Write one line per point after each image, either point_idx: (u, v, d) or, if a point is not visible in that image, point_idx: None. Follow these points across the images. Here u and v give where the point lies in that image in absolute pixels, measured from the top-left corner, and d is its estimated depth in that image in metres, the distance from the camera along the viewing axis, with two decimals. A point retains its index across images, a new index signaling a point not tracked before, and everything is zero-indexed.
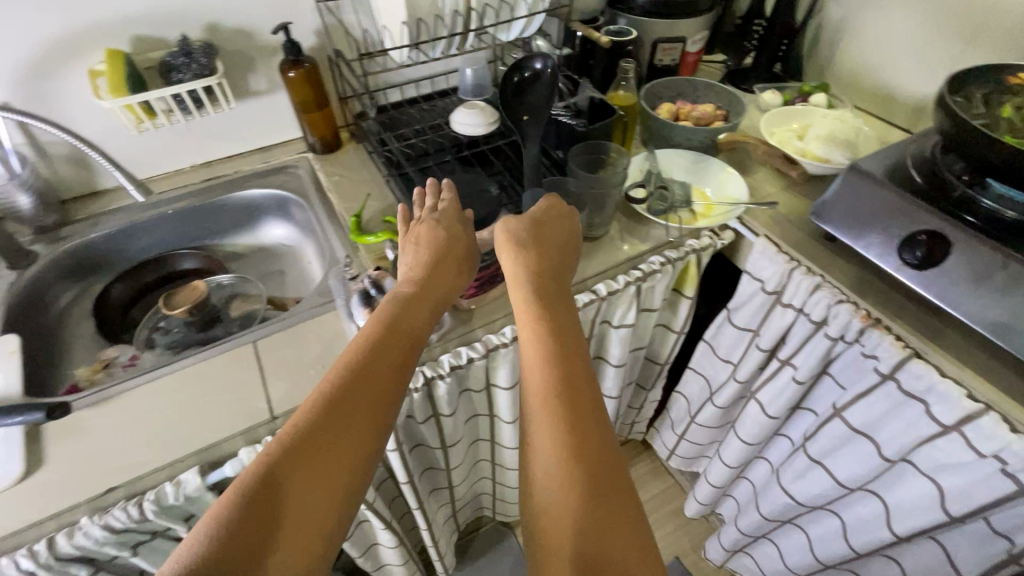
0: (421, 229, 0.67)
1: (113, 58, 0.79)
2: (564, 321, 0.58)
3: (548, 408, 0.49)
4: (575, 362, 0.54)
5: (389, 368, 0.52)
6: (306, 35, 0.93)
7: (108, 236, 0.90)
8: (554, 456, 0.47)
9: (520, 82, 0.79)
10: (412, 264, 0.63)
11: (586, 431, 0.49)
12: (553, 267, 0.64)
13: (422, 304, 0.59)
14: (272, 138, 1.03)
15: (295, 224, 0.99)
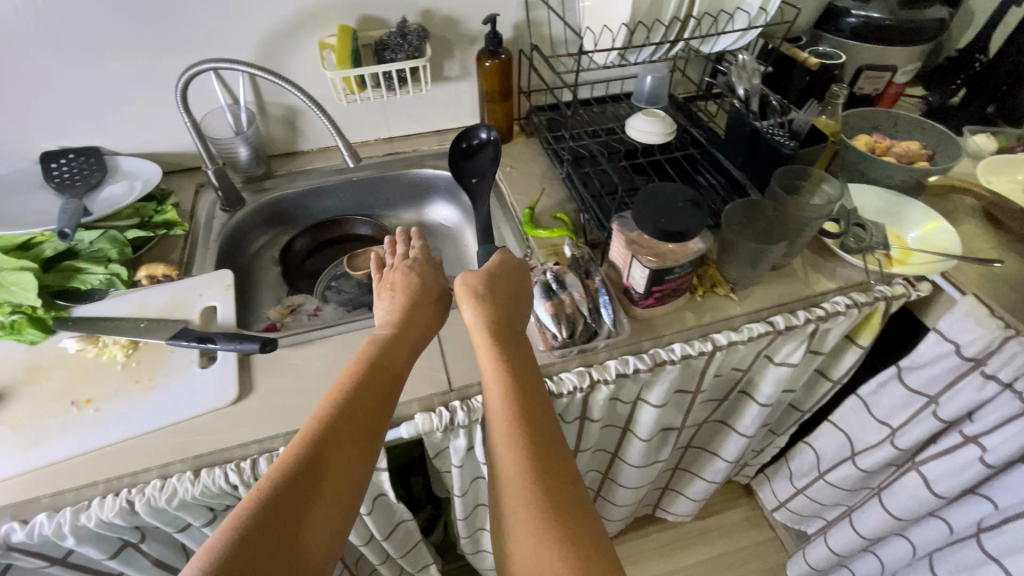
0: (395, 278, 0.65)
1: (344, 33, 0.86)
2: (525, 367, 0.54)
3: (517, 452, 0.46)
4: (545, 410, 0.50)
5: (367, 407, 0.50)
6: (507, 28, 0.96)
7: (301, 193, 0.99)
8: (526, 501, 0.44)
9: (467, 147, 0.97)
10: (389, 313, 0.60)
11: (554, 474, 0.46)
12: (520, 315, 0.61)
13: (399, 345, 0.57)
14: (450, 122, 1.08)
15: (462, 208, 1.04)
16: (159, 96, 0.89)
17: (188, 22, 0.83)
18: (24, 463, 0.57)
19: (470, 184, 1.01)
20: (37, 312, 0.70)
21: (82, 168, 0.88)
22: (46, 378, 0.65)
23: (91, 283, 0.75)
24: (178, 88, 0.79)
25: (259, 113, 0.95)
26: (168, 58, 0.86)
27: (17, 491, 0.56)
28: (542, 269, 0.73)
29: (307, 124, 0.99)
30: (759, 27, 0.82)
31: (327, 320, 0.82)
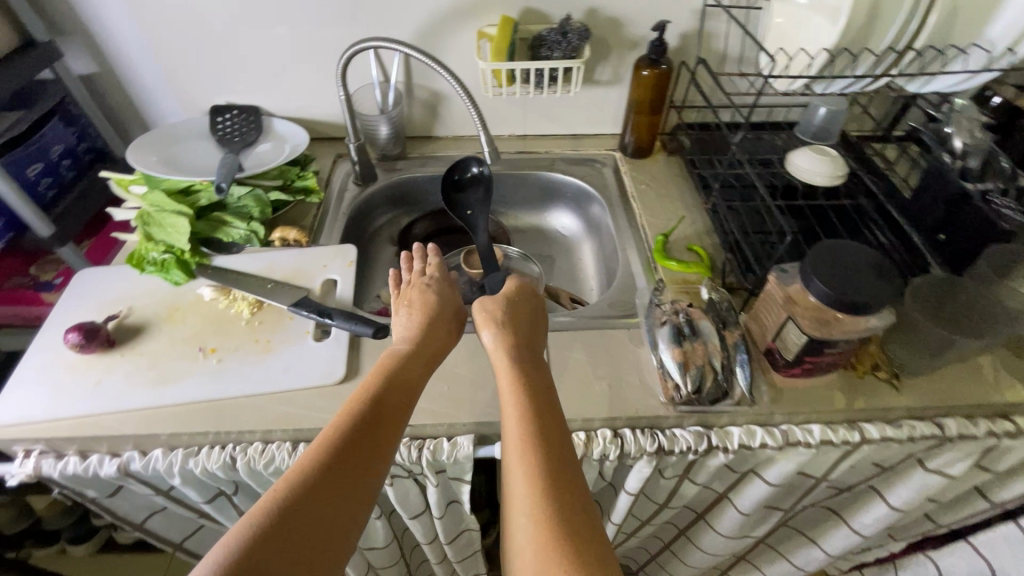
0: (413, 294, 0.66)
1: (505, 24, 0.83)
2: (540, 382, 0.54)
3: (526, 460, 0.46)
4: (553, 413, 0.51)
5: (387, 411, 0.50)
6: (674, 36, 0.89)
7: (430, 178, 0.99)
8: (539, 495, 0.44)
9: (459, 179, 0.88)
10: (410, 326, 0.61)
11: (564, 486, 0.45)
12: (529, 334, 0.61)
13: (421, 354, 0.57)
14: (589, 128, 1.03)
15: (585, 219, 0.99)
16: (319, 66, 0.93)
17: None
18: (152, 399, 0.61)
19: (598, 197, 0.95)
20: (185, 255, 0.75)
21: (242, 125, 0.93)
22: (182, 319, 0.69)
23: (233, 238, 0.78)
24: (341, 63, 0.80)
25: (405, 94, 0.96)
26: (334, 30, 0.88)
27: (142, 424, 0.59)
28: (674, 309, 0.66)
29: (448, 110, 0.99)
30: (995, 72, 0.68)
31: None
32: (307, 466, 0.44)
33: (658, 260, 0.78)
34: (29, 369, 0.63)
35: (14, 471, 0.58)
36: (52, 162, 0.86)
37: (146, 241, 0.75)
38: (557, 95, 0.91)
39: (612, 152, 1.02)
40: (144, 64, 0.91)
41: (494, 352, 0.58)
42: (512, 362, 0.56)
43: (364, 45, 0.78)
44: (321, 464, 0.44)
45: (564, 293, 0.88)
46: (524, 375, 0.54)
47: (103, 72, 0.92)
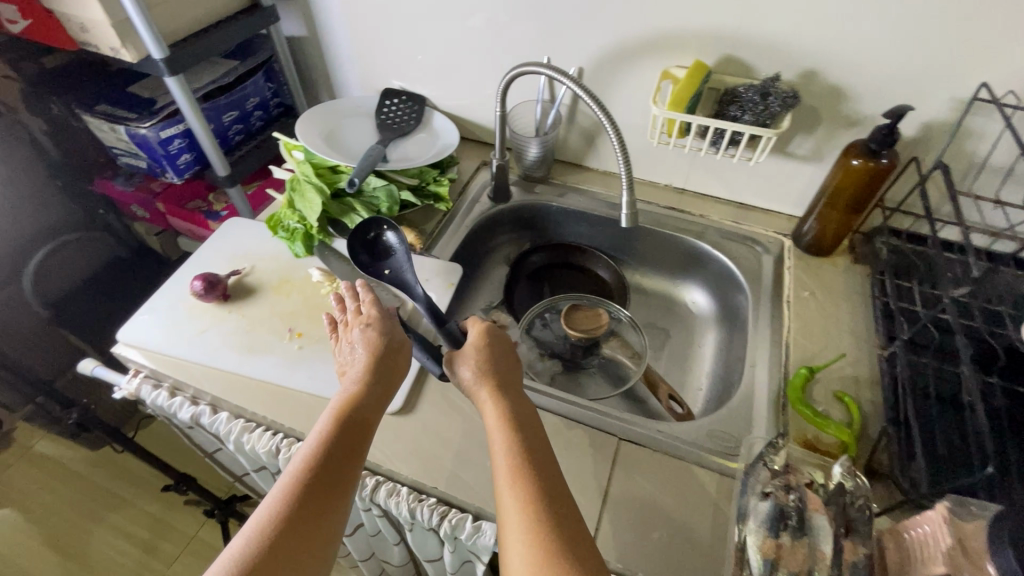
0: (355, 330, 0.60)
1: (697, 70, 0.71)
2: (516, 403, 0.52)
3: (514, 484, 0.43)
4: (539, 447, 0.48)
5: (351, 448, 0.48)
6: (913, 125, 0.69)
7: (564, 211, 0.92)
8: (527, 529, 0.40)
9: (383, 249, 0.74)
10: (360, 364, 0.56)
11: (552, 501, 0.43)
12: (511, 365, 0.58)
13: (386, 386, 0.54)
14: (761, 202, 0.87)
15: (720, 305, 0.85)
16: (491, 72, 0.90)
17: (550, 11, 0.79)
18: (236, 365, 0.65)
19: (745, 287, 0.80)
20: (312, 231, 0.78)
21: (405, 113, 0.94)
22: (286, 295, 0.73)
23: (356, 226, 0.79)
24: (506, 79, 0.76)
25: (567, 118, 0.89)
26: (515, 40, 0.84)
27: (221, 386, 0.64)
28: (784, 483, 0.52)
29: (606, 144, 0.90)
30: None
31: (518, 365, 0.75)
32: (270, 520, 0.42)
33: (791, 401, 0.63)
34: (161, 300, 0.72)
35: (123, 385, 0.68)
36: (246, 112, 0.96)
37: (287, 208, 0.80)
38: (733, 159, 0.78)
39: (780, 237, 0.85)
40: (341, 38, 0.97)
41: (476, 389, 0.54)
42: (494, 397, 0.52)
43: (536, 68, 0.73)
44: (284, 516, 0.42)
45: (663, 386, 0.76)
46: (505, 409, 0.51)
47: (309, 37, 1.00)
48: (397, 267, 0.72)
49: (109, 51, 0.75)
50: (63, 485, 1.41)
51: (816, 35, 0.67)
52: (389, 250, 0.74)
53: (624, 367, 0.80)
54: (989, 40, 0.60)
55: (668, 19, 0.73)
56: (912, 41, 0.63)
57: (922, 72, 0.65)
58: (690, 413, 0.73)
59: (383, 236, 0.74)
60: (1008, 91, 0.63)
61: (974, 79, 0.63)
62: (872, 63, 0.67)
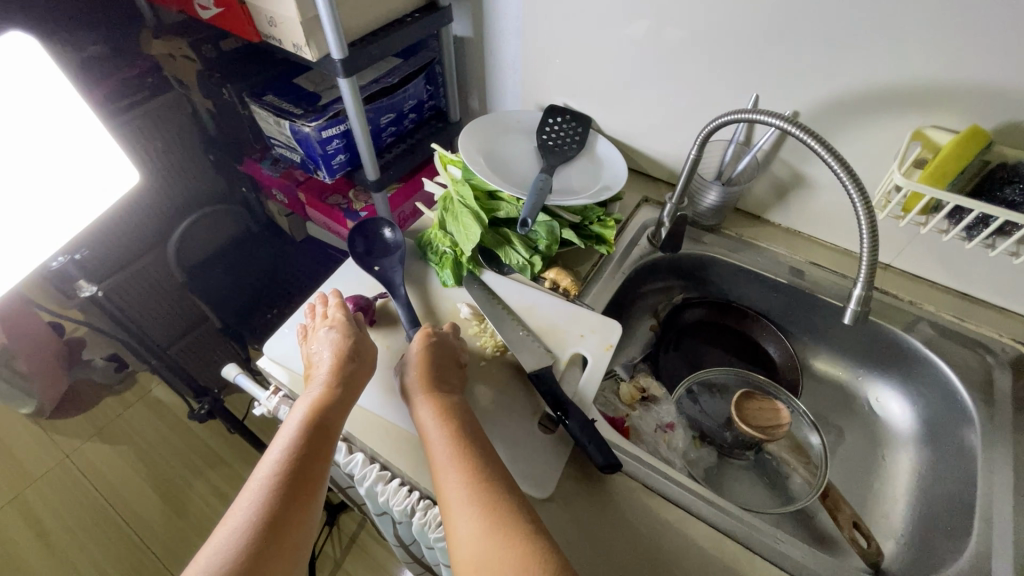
0: (321, 331, 0.61)
1: (971, 138, 0.56)
2: (457, 403, 0.56)
3: (469, 484, 0.48)
4: (485, 453, 0.51)
5: (319, 449, 0.50)
6: None
7: (736, 270, 0.80)
8: (484, 524, 0.44)
9: (381, 251, 0.72)
10: (326, 364, 0.57)
11: (500, 491, 0.47)
12: (452, 375, 0.60)
13: (350, 384, 0.57)
14: (999, 298, 0.70)
15: (923, 417, 0.70)
16: (677, 100, 0.79)
17: (774, 43, 0.67)
18: (378, 406, 0.61)
19: (969, 409, 0.65)
20: (463, 259, 0.72)
21: (568, 134, 0.86)
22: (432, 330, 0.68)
23: (510, 261, 0.72)
24: (713, 122, 0.65)
25: (759, 164, 0.77)
26: (718, 70, 0.72)
27: (361, 426, 0.60)
28: None
29: (801, 200, 0.77)
30: None
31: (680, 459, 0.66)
32: (243, 530, 0.43)
33: None
34: (306, 316, 0.69)
35: (262, 401, 0.66)
36: (401, 113, 0.92)
37: (438, 229, 0.74)
38: (988, 250, 0.62)
39: (1022, 348, 0.67)
40: (510, 44, 0.90)
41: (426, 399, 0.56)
42: (440, 406, 0.55)
43: (766, 121, 0.60)
44: (259, 524, 0.43)
45: (848, 511, 0.62)
46: (448, 417, 0.54)
47: (473, 39, 0.93)
48: (389, 266, 0.70)
49: (291, 47, 0.72)
50: (173, 433, 1.49)
51: None
52: (387, 248, 0.72)
53: (792, 473, 0.69)
54: None
55: (940, 68, 0.58)
56: None
57: None
58: (879, 554, 0.60)
59: (384, 234, 0.72)
60: None
61: None
62: None
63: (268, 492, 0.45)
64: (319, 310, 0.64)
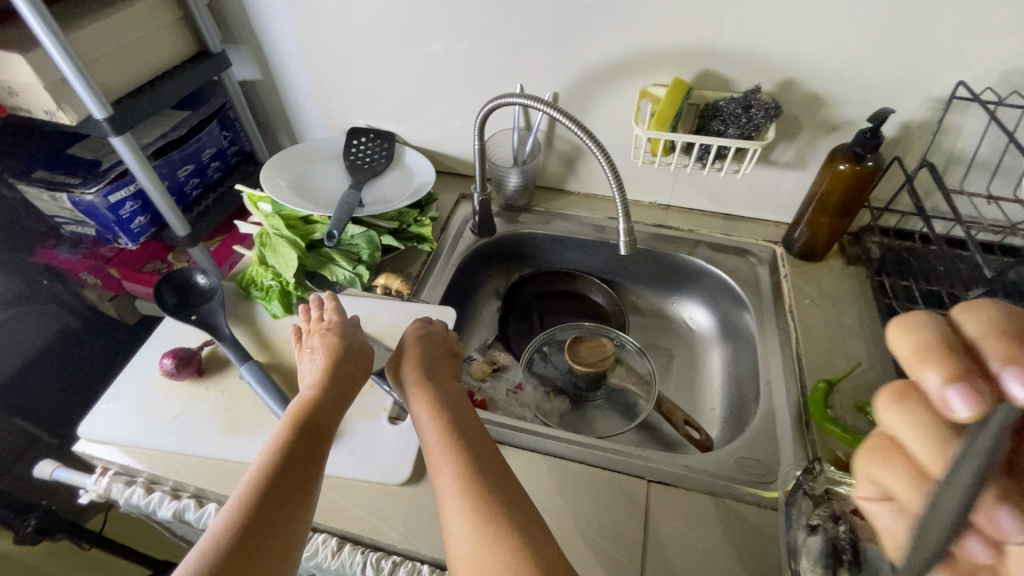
0: (314, 338, 0.60)
1: (676, 88, 0.70)
2: (450, 395, 0.57)
3: (459, 474, 0.47)
4: (480, 441, 0.51)
5: (312, 449, 0.47)
6: (892, 126, 0.70)
7: (551, 239, 0.89)
8: (474, 511, 0.44)
9: (196, 300, 0.71)
10: (316, 369, 0.56)
11: (494, 480, 0.47)
12: (446, 372, 0.61)
13: (342, 387, 0.55)
14: (749, 211, 0.86)
15: (721, 320, 0.84)
16: (460, 102, 0.87)
17: (518, 39, 0.77)
18: (219, 450, 0.58)
19: (747, 303, 0.78)
20: (290, 287, 0.73)
21: (375, 151, 0.90)
22: (270, 364, 0.67)
23: (336, 277, 0.74)
24: (481, 113, 0.73)
25: (544, 144, 0.87)
26: (483, 69, 0.82)
27: (205, 475, 0.57)
28: (831, 513, 0.49)
29: (586, 167, 0.89)
30: None
31: (532, 413, 0.72)
32: (233, 519, 0.40)
33: (814, 419, 0.60)
34: (126, 384, 0.65)
35: (89, 487, 0.60)
36: (202, 164, 0.91)
37: (259, 264, 0.74)
38: (720, 172, 0.77)
39: (771, 245, 0.84)
40: (299, 79, 0.92)
41: (419, 392, 0.56)
42: (438, 399, 0.55)
43: (513, 100, 0.69)
44: (249, 514, 0.41)
45: (677, 412, 0.72)
46: (446, 409, 0.54)
47: (263, 80, 0.94)
48: (209, 311, 0.69)
49: (44, 114, 0.69)
50: None
51: (791, 43, 0.67)
52: (204, 294, 0.71)
53: (633, 397, 0.78)
54: (962, 37, 0.61)
55: (640, 39, 0.72)
56: (883, 43, 0.64)
57: (900, 73, 0.65)
58: (708, 438, 0.69)
59: (198, 282, 0.72)
60: (985, 87, 0.63)
61: (952, 78, 0.64)
62: (851, 69, 0.67)
63: (256, 486, 0.43)
64: (313, 314, 0.65)
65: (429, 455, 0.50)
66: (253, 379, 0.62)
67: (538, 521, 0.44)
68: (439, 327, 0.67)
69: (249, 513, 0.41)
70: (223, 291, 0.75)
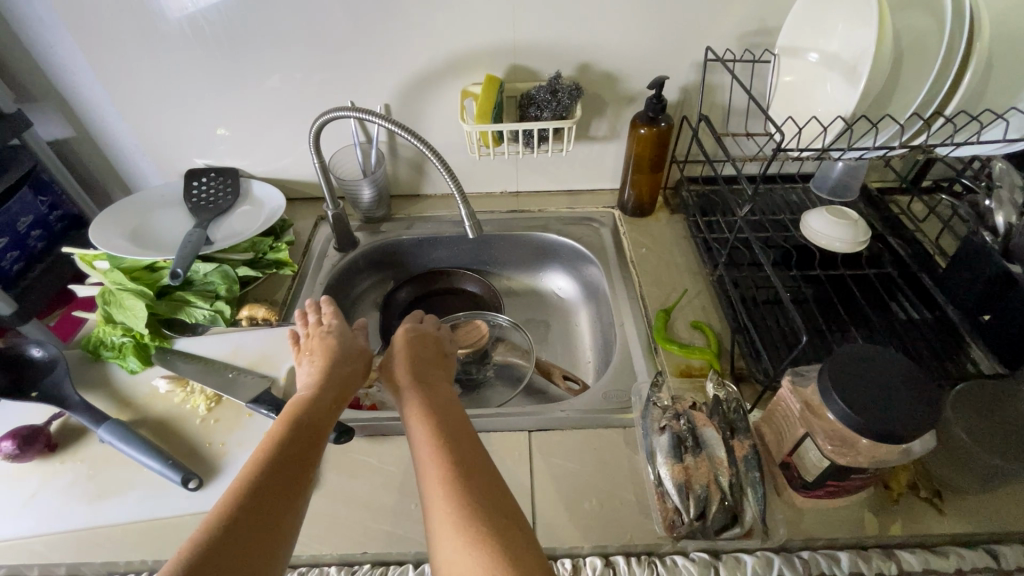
0: (315, 343, 0.60)
1: (489, 83, 0.77)
2: (438, 395, 0.54)
3: (443, 464, 0.44)
4: (468, 434, 0.49)
5: (307, 442, 0.47)
6: (673, 90, 0.83)
7: (416, 241, 0.93)
8: (454, 500, 0.41)
9: (29, 373, 0.65)
10: (315, 371, 0.56)
11: (479, 472, 0.44)
12: (435, 374, 0.59)
13: (337, 390, 0.54)
14: (586, 184, 0.97)
15: (582, 283, 0.92)
16: (296, 128, 0.88)
17: (336, 62, 0.80)
18: (86, 519, 0.55)
19: (595, 260, 0.88)
20: (145, 339, 0.70)
21: (218, 189, 0.89)
22: (134, 420, 0.64)
23: (196, 318, 0.73)
24: (313, 132, 0.75)
25: (389, 154, 0.91)
26: (309, 93, 0.84)
27: (74, 549, 0.53)
28: (673, 412, 0.58)
29: (433, 170, 0.94)
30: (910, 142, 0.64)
31: None
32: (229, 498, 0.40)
33: (658, 342, 0.71)
34: None
35: None
36: (18, 235, 0.84)
37: (104, 323, 0.70)
38: (549, 153, 0.86)
39: (609, 210, 0.95)
40: (117, 128, 0.87)
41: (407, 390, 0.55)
42: (427, 396, 0.53)
43: (340, 114, 0.73)
44: (245, 494, 0.40)
45: (557, 368, 0.81)
46: (434, 405, 0.52)
47: (77, 136, 0.88)
48: (52, 383, 0.64)
49: None
50: None
51: (575, 32, 0.77)
52: (40, 367, 0.65)
53: (517, 367, 0.84)
54: (698, 13, 0.74)
55: (447, 44, 0.79)
56: (645, 22, 0.76)
57: (665, 47, 0.78)
58: (586, 385, 0.80)
59: (32, 356, 0.66)
60: (727, 49, 0.78)
61: (702, 45, 0.78)
62: (628, 48, 0.79)
63: (255, 472, 0.42)
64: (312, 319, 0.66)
65: (416, 446, 0.48)
66: (115, 439, 0.58)
67: (518, 507, 0.42)
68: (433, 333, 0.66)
69: (244, 497, 0.40)
70: (68, 359, 0.69)
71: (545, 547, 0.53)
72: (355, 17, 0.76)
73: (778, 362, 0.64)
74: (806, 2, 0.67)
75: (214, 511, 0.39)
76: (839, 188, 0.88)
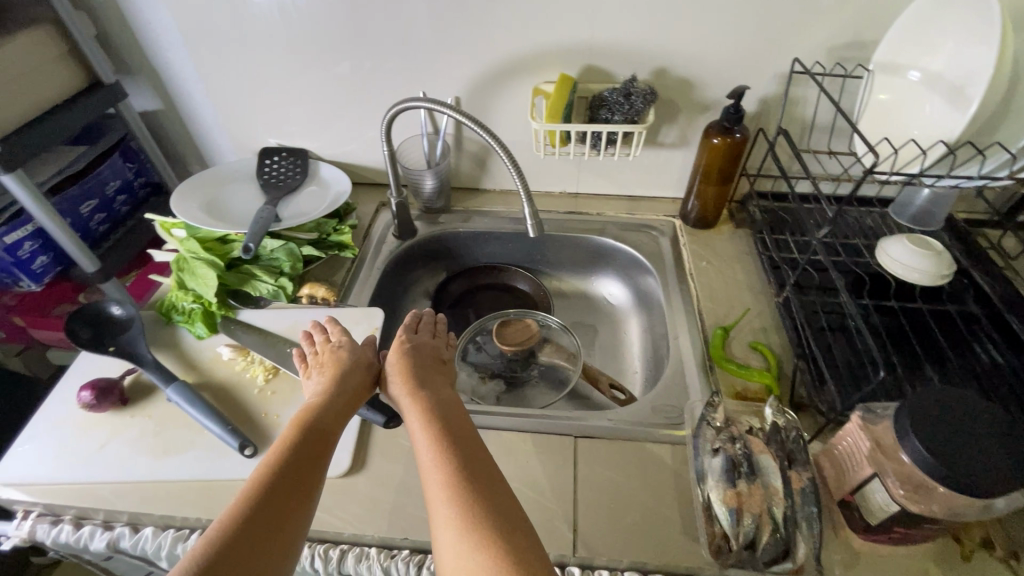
0: (320, 357, 0.59)
1: (563, 82, 0.77)
2: (444, 402, 0.53)
3: (447, 479, 0.43)
4: (473, 446, 0.47)
5: (313, 450, 0.47)
6: (751, 101, 0.80)
7: (472, 235, 0.93)
8: (458, 519, 0.40)
9: (109, 329, 0.69)
10: (322, 380, 0.55)
11: (485, 488, 0.43)
12: (441, 379, 0.57)
13: (345, 395, 0.54)
14: (648, 190, 0.95)
15: (635, 291, 0.91)
16: (367, 114, 0.90)
17: (413, 52, 0.81)
18: (150, 472, 0.58)
19: (651, 269, 0.86)
20: (212, 307, 0.73)
21: (289, 168, 0.92)
22: (198, 383, 0.67)
23: (261, 292, 0.76)
24: (385, 120, 0.77)
25: (454, 146, 0.92)
26: (384, 82, 0.85)
27: (138, 499, 0.56)
28: (729, 435, 0.56)
29: (495, 165, 0.94)
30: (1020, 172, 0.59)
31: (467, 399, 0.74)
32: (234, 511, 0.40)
33: (714, 361, 0.68)
34: (42, 424, 0.63)
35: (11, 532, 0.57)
36: (106, 198, 0.89)
37: (177, 289, 0.74)
38: (615, 157, 0.84)
39: (669, 219, 0.92)
40: (201, 104, 0.92)
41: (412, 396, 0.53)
42: (433, 403, 0.52)
43: (413, 104, 0.74)
44: (250, 507, 0.41)
45: (604, 377, 0.79)
46: (441, 413, 0.51)
47: (164, 109, 0.93)
48: (129, 340, 0.68)
49: None
50: None
51: (655, 35, 0.75)
52: (119, 325, 0.70)
53: (563, 370, 0.82)
54: (789, 22, 0.71)
55: (524, 40, 0.78)
56: (731, 29, 0.73)
57: (749, 55, 0.75)
58: (632, 396, 0.77)
59: (113, 314, 0.70)
60: (816, 62, 0.74)
61: (790, 56, 0.74)
62: (708, 54, 0.76)
63: (260, 485, 0.42)
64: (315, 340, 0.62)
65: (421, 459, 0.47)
66: (181, 399, 0.61)
67: (527, 525, 0.41)
68: (438, 337, 0.64)
69: (248, 511, 0.40)
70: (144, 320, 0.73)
71: (584, 556, 0.53)
72: (436, 9, 0.77)
73: (844, 395, 0.60)
74: (911, 16, 0.63)
75: (216, 527, 0.39)
76: (923, 216, 0.82)
